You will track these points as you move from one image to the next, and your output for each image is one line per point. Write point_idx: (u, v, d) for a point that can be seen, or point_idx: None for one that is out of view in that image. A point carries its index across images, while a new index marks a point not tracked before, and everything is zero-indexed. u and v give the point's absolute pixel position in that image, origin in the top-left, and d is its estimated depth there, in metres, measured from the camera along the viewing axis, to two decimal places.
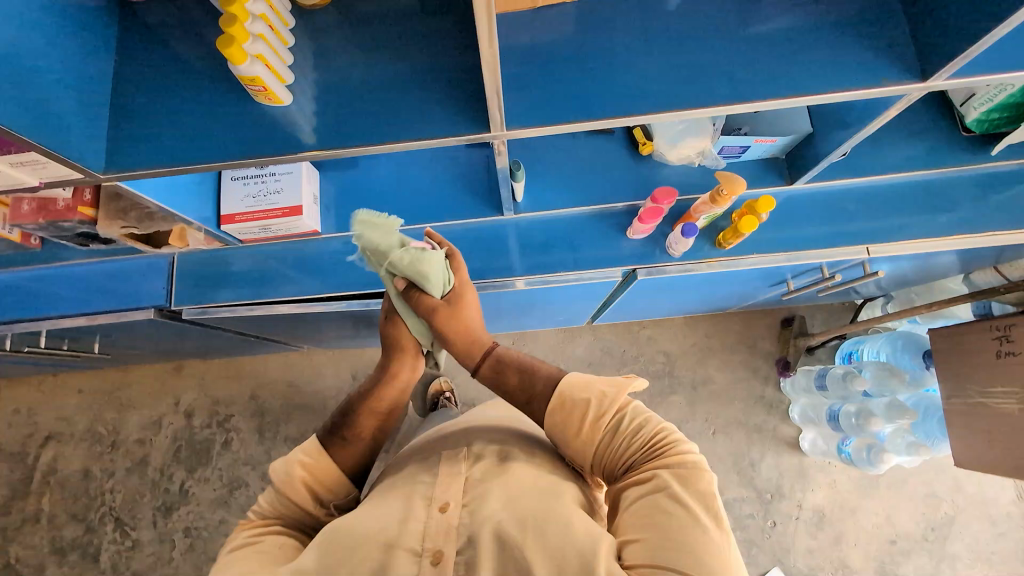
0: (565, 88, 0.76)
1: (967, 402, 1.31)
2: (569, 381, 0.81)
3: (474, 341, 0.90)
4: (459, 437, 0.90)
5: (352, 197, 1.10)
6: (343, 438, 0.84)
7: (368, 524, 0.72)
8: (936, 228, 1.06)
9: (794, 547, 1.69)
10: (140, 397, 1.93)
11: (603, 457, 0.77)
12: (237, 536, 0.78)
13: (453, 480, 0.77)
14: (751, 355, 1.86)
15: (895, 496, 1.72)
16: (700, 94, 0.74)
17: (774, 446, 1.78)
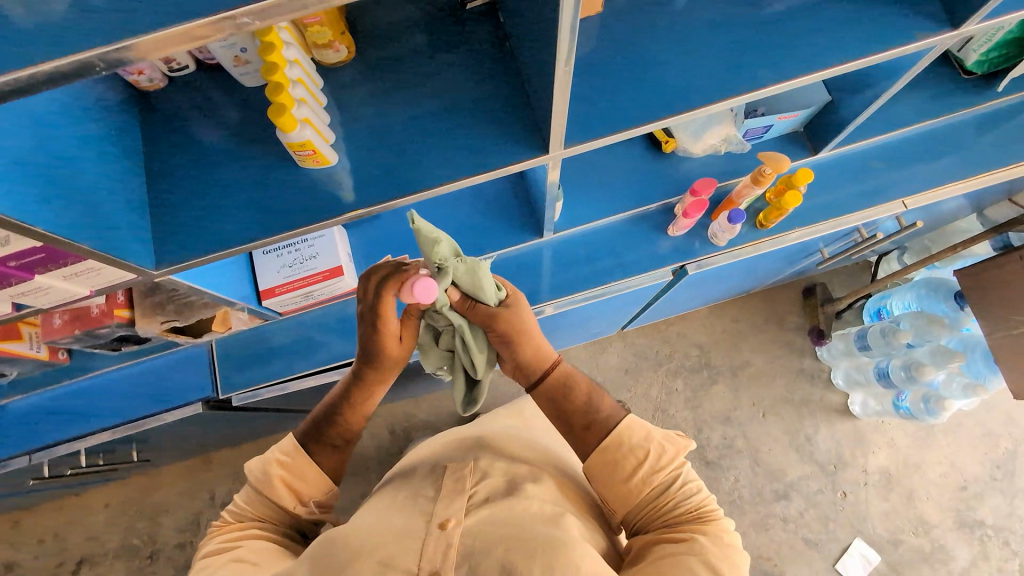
0: (609, 97, 0.76)
1: (1012, 334, 1.34)
2: (631, 423, 0.72)
3: (537, 354, 0.76)
4: (463, 451, 0.83)
5: (386, 246, 1.07)
6: (330, 445, 0.77)
7: (361, 540, 0.65)
8: (956, 172, 1.12)
9: (870, 514, 1.67)
10: (171, 498, 1.83)
11: (640, 506, 0.71)
12: (211, 542, 0.72)
13: (456, 496, 0.70)
14: (782, 330, 1.87)
15: (954, 442, 1.72)
16: (744, 78, 0.75)
17: (825, 416, 1.77)
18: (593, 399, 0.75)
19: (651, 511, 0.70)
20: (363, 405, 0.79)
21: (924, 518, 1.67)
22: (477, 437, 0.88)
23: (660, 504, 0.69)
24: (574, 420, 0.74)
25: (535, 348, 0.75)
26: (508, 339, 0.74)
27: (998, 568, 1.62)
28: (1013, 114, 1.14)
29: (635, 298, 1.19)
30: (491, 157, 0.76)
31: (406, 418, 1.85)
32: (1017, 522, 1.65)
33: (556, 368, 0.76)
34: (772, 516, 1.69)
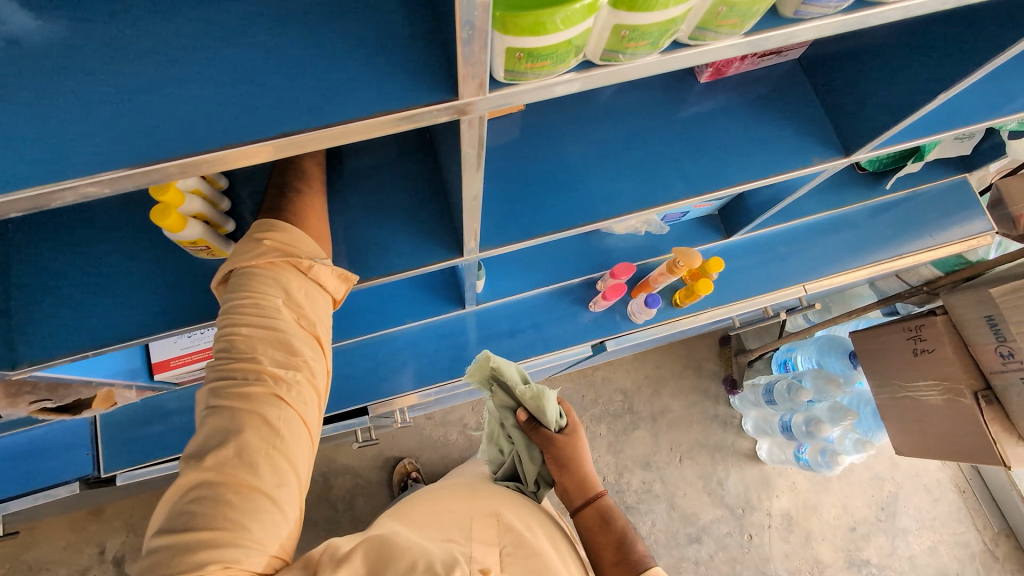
0: (530, 198, 0.77)
1: (893, 396, 1.47)
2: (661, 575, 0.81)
3: (584, 483, 0.95)
4: (485, 500, 0.92)
5: None
6: (297, 188, 0.69)
7: (409, 553, 0.61)
8: (851, 260, 1.22)
9: (772, 555, 1.79)
10: (50, 555, 1.65)
11: None
12: (215, 367, 0.60)
13: (490, 550, 0.77)
14: (700, 377, 1.97)
15: (848, 486, 1.87)
16: (659, 191, 0.78)
17: (735, 461, 1.88)
18: (627, 538, 0.89)
19: None
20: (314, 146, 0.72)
21: (819, 558, 1.80)
22: (497, 493, 0.95)
23: None
24: (606, 554, 0.88)
25: (583, 476, 0.96)
26: (562, 461, 0.96)
27: None
28: (899, 205, 1.25)
29: (557, 365, 1.22)
30: (407, 254, 0.76)
31: (324, 463, 1.77)
32: (897, 560, 1.82)
33: (603, 498, 0.94)
34: (685, 559, 1.76)
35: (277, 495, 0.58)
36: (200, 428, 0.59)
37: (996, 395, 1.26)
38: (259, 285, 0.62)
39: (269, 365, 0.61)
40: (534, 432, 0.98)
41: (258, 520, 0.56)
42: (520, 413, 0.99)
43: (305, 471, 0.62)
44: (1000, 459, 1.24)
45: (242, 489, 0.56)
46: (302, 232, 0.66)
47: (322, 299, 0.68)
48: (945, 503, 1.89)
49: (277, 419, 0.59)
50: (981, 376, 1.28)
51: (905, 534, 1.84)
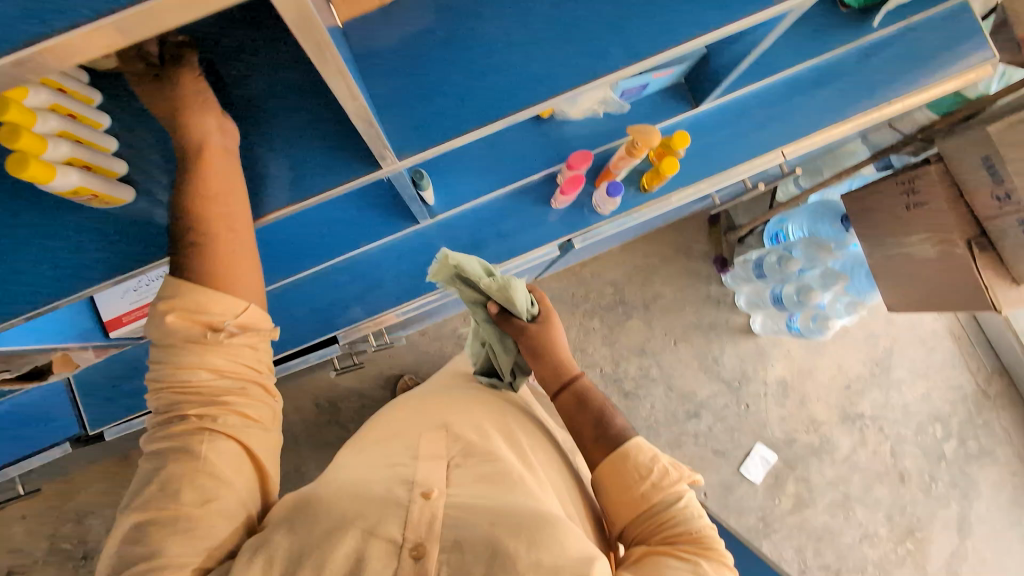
0: (456, 93, 0.68)
1: (887, 254, 1.42)
2: (643, 442, 0.84)
3: (559, 369, 0.94)
4: (436, 416, 0.91)
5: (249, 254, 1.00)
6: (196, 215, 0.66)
7: (335, 509, 0.66)
8: (836, 115, 1.11)
9: (768, 419, 1.86)
10: (95, 499, 1.79)
11: (645, 518, 0.78)
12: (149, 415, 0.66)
13: (435, 467, 0.76)
14: (691, 261, 1.93)
15: (842, 347, 1.90)
16: (596, 63, 0.68)
17: (730, 337, 1.90)
18: (606, 413, 0.90)
19: (653, 527, 0.77)
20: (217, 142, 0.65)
21: (815, 416, 1.87)
22: (445, 403, 0.95)
23: (659, 518, 0.77)
24: (586, 432, 0.89)
25: (551, 363, 0.94)
26: (535, 352, 0.95)
27: (874, 450, 1.87)
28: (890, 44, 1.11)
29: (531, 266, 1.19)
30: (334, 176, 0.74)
31: (328, 390, 1.83)
32: (891, 410, 1.89)
33: (581, 379, 0.93)
34: (685, 433, 1.84)
35: (204, 521, 0.60)
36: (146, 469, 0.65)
37: (991, 241, 1.21)
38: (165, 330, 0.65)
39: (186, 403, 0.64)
40: (505, 324, 0.96)
41: (184, 545, 0.58)
42: (490, 307, 0.96)
43: (243, 496, 0.65)
44: (992, 304, 1.22)
45: (161, 514, 0.59)
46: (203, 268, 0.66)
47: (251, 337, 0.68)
48: (940, 352, 1.92)
49: (199, 450, 0.63)
50: (976, 224, 1.22)
51: (900, 385, 1.90)
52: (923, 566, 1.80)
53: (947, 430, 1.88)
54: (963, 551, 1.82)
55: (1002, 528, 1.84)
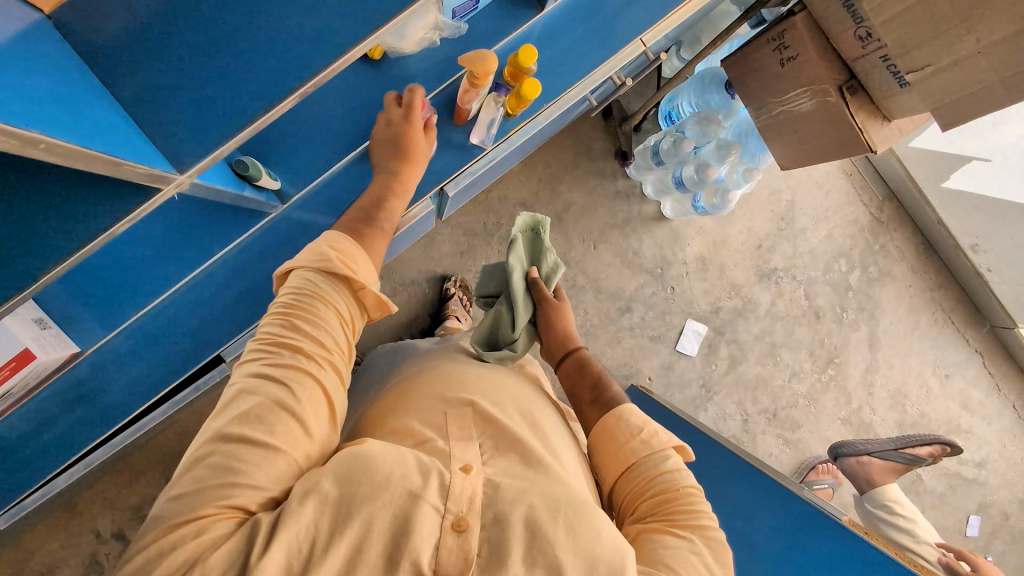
0: (234, 92, 0.69)
1: (772, 116, 1.40)
2: (634, 407, 0.86)
3: (570, 339, 1.01)
4: (452, 381, 0.87)
5: (86, 293, 0.91)
6: (376, 232, 0.81)
7: (385, 465, 0.63)
8: None
9: (694, 295, 1.95)
10: (55, 555, 1.73)
11: (636, 494, 0.77)
12: (274, 334, 0.67)
13: (469, 445, 0.74)
14: (592, 160, 1.88)
15: (748, 210, 1.97)
16: (352, 26, 0.72)
17: (645, 227, 1.92)
18: (604, 379, 0.93)
19: (642, 497, 0.76)
20: (405, 176, 0.88)
21: (735, 281, 1.97)
22: (458, 371, 0.91)
23: (645, 490, 0.76)
24: (585, 393, 0.92)
25: (569, 331, 1.02)
26: (553, 318, 1.02)
27: (791, 298, 2.00)
28: None
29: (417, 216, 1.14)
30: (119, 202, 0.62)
31: None
32: (800, 258, 2.00)
33: (578, 351, 0.99)
34: (621, 329, 1.90)
35: (282, 427, 0.62)
36: (249, 380, 0.64)
37: (860, 83, 1.20)
38: (317, 283, 0.71)
39: (306, 334, 0.68)
40: (536, 289, 1.05)
41: (243, 444, 0.59)
42: (531, 271, 1.06)
43: (314, 425, 0.65)
44: (867, 147, 1.24)
45: (254, 442, 0.60)
46: (361, 259, 0.76)
47: (371, 269, 0.77)
48: (835, 192, 2.02)
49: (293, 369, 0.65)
50: (845, 69, 1.20)
51: (805, 233, 2.00)
52: (844, 385, 2.02)
53: (850, 262, 2.03)
54: (875, 363, 2.04)
55: (905, 335, 2.06)
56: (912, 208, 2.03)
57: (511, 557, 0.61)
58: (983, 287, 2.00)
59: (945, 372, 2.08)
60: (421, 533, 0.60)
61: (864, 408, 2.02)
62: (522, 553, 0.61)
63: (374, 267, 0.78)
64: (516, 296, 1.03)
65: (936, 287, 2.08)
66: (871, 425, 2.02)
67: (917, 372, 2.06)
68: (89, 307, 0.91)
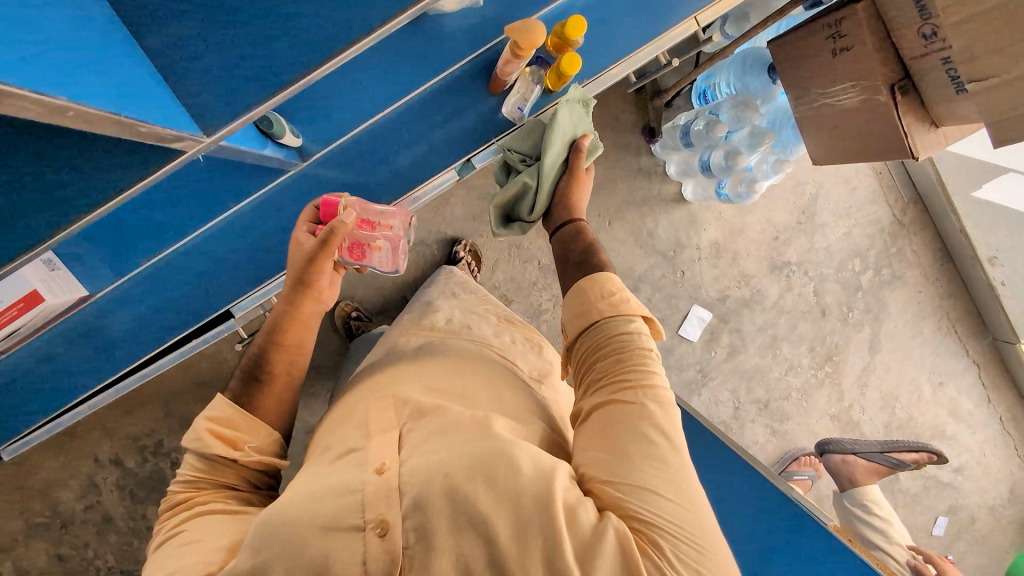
0: (267, 58, 0.79)
1: (812, 106, 1.33)
2: (612, 279, 0.88)
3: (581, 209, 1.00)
4: (384, 390, 0.96)
5: (110, 235, 0.99)
6: (260, 381, 0.89)
7: (304, 511, 0.69)
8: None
9: (703, 281, 1.94)
10: (55, 474, 1.79)
11: (598, 356, 0.82)
12: (171, 515, 0.78)
13: (387, 444, 0.78)
14: (618, 134, 1.82)
15: (770, 200, 1.93)
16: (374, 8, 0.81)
17: (663, 208, 1.88)
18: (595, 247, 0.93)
19: (602, 361, 0.81)
20: (301, 314, 0.96)
21: (746, 271, 1.95)
22: (398, 380, 1.00)
23: (609, 354, 0.81)
24: (569, 256, 0.93)
25: (582, 202, 1.01)
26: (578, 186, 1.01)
27: (800, 293, 1.99)
28: None
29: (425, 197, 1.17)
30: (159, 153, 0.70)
31: None
32: (815, 253, 1.98)
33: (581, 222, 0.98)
34: None
35: (183, 560, 0.70)
36: (160, 551, 0.74)
37: (913, 83, 1.13)
38: (197, 456, 0.81)
39: (199, 497, 0.79)
40: (573, 154, 1.01)
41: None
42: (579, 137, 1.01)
43: (219, 548, 0.72)
44: (909, 151, 1.18)
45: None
46: (236, 413, 0.85)
47: (261, 426, 0.86)
48: (861, 189, 1.97)
49: (194, 520, 0.76)
50: (900, 67, 1.13)
51: (824, 229, 1.97)
52: (838, 383, 2.05)
53: (865, 263, 2.00)
54: (873, 364, 2.06)
55: (906, 340, 2.06)
56: (936, 214, 1.99)
57: (437, 532, 0.66)
58: (994, 301, 1.99)
59: (939, 379, 2.10)
60: (342, 561, 0.66)
61: (854, 407, 2.05)
62: (448, 516, 0.67)
63: (258, 420, 0.87)
64: (547, 169, 0.98)
65: (947, 296, 2.06)
66: (858, 423, 2.05)
67: (912, 377, 2.08)
68: (115, 247, 1.00)
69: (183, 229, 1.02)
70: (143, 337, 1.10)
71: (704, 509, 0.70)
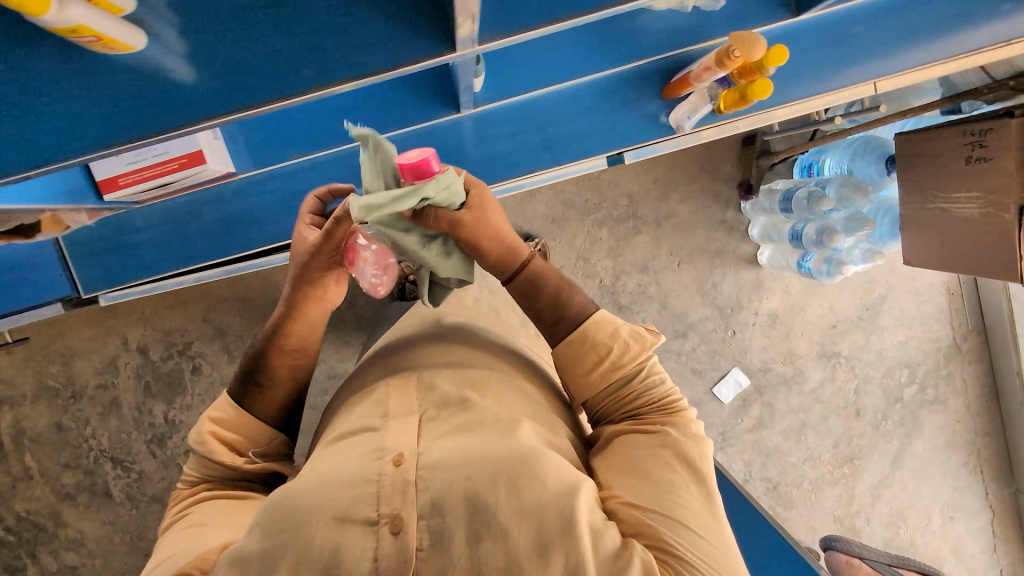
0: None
1: (925, 208, 1.36)
2: (601, 320, 0.89)
3: (511, 251, 0.91)
4: (410, 354, 0.95)
5: (297, 125, 1.17)
6: (260, 388, 0.94)
7: (312, 498, 0.70)
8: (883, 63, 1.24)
9: (751, 347, 1.94)
10: (81, 344, 1.81)
11: (612, 394, 0.88)
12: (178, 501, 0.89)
13: (408, 429, 0.78)
14: (713, 181, 1.85)
15: (838, 289, 1.94)
16: None
17: (733, 265, 1.89)
18: (563, 295, 0.91)
19: (620, 399, 0.88)
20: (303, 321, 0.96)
21: (795, 350, 1.96)
22: (415, 352, 0.96)
23: (625, 394, 0.87)
24: (544, 317, 0.91)
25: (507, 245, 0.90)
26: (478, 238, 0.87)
27: (840, 386, 1.98)
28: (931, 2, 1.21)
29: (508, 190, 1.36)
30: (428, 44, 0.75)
31: None
32: (867, 352, 1.98)
33: (529, 264, 0.92)
34: (670, 351, 1.91)
35: (188, 540, 0.79)
36: (166, 535, 0.85)
37: None
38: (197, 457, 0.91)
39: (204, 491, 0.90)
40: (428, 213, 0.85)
41: (158, 566, 0.77)
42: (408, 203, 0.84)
43: (218, 532, 0.80)
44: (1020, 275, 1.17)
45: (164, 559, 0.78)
46: (234, 418, 0.92)
47: (260, 430, 0.93)
48: (929, 304, 1.98)
49: (196, 508, 0.87)
50: None
51: (882, 331, 1.97)
52: (852, 486, 2.02)
53: (912, 376, 2.00)
54: (891, 478, 2.03)
55: (931, 464, 2.04)
56: (996, 350, 1.98)
57: (454, 536, 0.66)
58: None
59: (952, 514, 2.06)
60: (353, 555, 0.66)
61: (860, 514, 2.01)
62: (466, 525, 0.67)
63: (255, 425, 0.93)
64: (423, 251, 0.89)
65: (983, 433, 2.04)
66: (860, 531, 2.01)
67: (926, 503, 2.04)
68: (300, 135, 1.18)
69: (354, 134, 1.19)
70: (273, 225, 1.25)
71: (729, 539, 0.73)
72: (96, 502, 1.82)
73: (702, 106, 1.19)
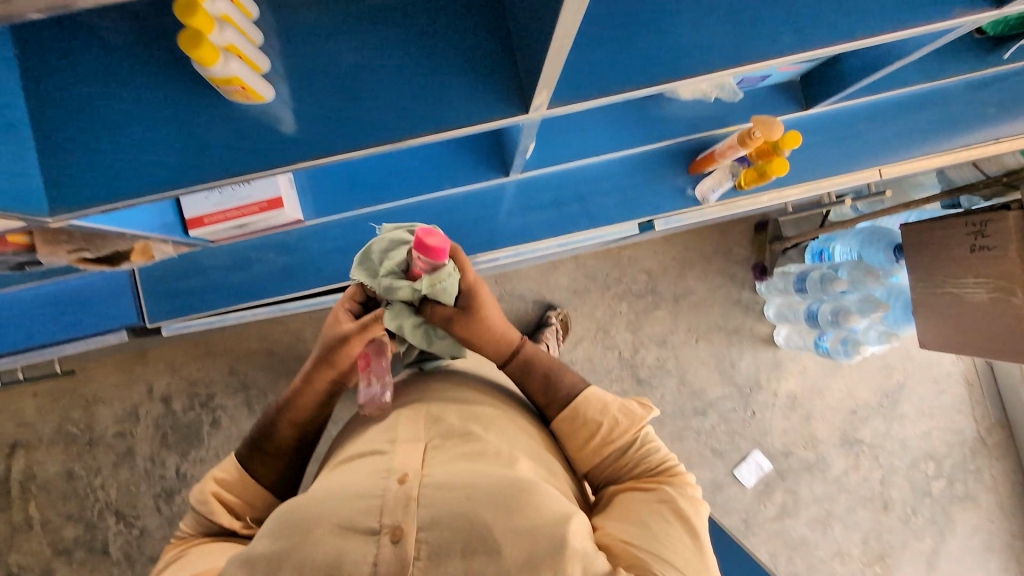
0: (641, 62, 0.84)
1: (936, 292, 1.42)
2: (590, 397, 0.90)
3: (504, 340, 0.94)
4: (421, 385, 0.96)
5: (354, 183, 1.29)
6: (266, 452, 0.90)
7: (320, 509, 0.67)
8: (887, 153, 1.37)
9: (770, 429, 1.92)
10: (107, 390, 1.84)
11: (606, 464, 0.87)
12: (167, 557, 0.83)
13: (412, 451, 0.77)
14: (728, 261, 1.94)
15: (856, 373, 1.95)
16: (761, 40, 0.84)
17: (750, 344, 1.93)
18: (552, 375, 0.94)
19: (616, 468, 0.86)
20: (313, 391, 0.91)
21: (815, 434, 1.93)
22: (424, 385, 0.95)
23: (619, 465, 0.86)
24: (537, 397, 0.94)
25: (501, 333, 0.94)
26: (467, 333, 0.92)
27: (864, 475, 1.93)
28: (929, 104, 1.36)
29: (541, 254, 1.47)
30: (495, 107, 0.84)
31: None
32: (890, 441, 1.94)
33: (523, 348, 0.95)
34: (688, 428, 1.89)
35: None
36: None
37: None
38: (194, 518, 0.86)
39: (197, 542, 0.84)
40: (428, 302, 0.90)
41: None
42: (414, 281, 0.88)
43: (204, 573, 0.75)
44: None
45: None
46: (236, 481, 0.88)
47: (260, 498, 0.89)
48: (949, 394, 1.97)
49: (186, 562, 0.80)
50: None
51: (903, 419, 1.95)
52: None
53: (938, 469, 1.94)
54: None
55: (968, 568, 1.91)
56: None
57: (449, 556, 0.64)
58: None
59: None
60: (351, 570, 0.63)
61: None
62: (461, 545, 0.64)
63: (256, 489, 0.89)
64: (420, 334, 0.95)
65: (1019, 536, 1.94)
66: None
67: None
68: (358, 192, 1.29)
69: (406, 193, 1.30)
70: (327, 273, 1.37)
71: None
72: (92, 559, 1.76)
73: (724, 182, 1.32)
